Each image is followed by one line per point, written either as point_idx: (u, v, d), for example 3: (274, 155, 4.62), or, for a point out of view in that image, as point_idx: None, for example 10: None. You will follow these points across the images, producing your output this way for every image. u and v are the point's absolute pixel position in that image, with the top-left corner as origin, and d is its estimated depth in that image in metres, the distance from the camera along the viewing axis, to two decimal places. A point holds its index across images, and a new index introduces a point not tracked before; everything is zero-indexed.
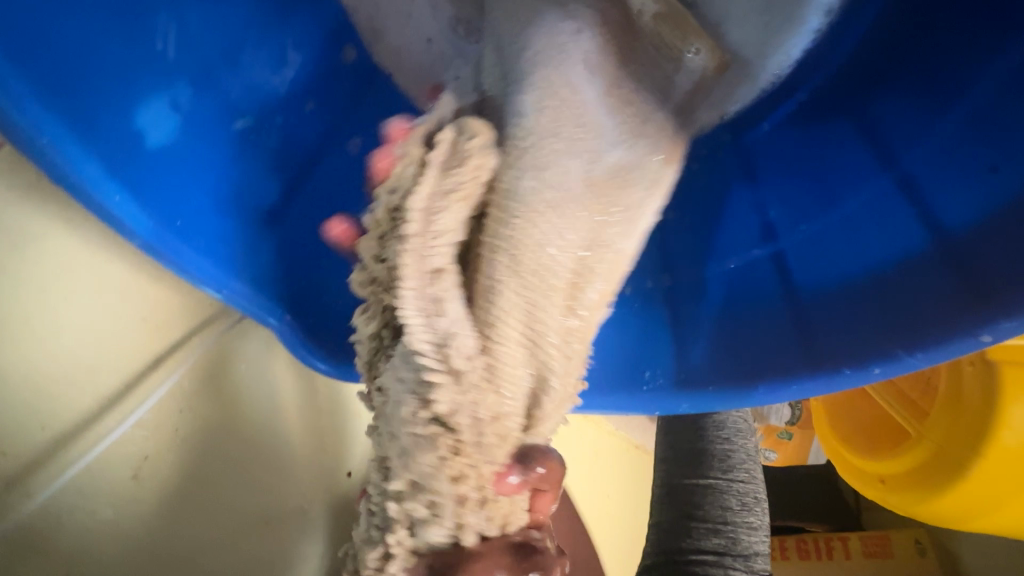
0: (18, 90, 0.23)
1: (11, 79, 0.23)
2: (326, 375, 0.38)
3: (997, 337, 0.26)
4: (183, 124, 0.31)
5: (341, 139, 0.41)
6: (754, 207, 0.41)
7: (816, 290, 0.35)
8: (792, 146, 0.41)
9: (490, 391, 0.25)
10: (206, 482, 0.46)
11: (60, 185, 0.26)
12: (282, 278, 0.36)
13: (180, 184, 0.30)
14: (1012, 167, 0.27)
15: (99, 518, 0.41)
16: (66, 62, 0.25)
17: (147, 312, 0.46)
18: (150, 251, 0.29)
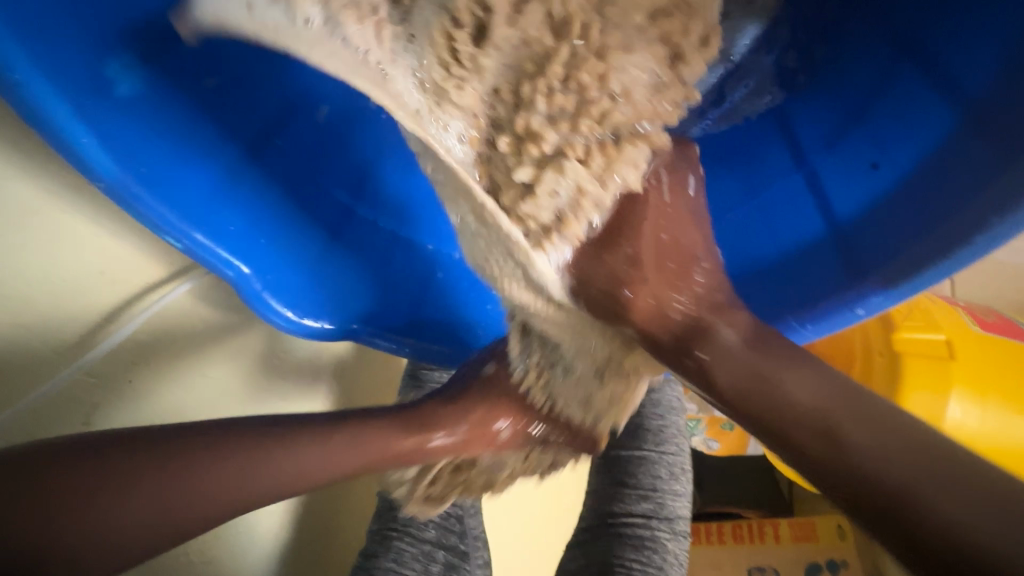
0: None
1: None
2: (282, 327, 0.41)
3: (868, 311, 0.32)
4: (152, 78, 0.32)
5: (311, 107, 0.44)
6: None
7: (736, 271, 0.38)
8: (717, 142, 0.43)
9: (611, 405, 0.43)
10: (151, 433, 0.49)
11: (31, 124, 0.28)
12: (245, 233, 0.38)
13: (148, 135, 0.32)
14: (888, 166, 0.32)
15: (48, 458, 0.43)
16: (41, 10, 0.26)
17: (105, 266, 0.46)
18: (113, 195, 0.31)
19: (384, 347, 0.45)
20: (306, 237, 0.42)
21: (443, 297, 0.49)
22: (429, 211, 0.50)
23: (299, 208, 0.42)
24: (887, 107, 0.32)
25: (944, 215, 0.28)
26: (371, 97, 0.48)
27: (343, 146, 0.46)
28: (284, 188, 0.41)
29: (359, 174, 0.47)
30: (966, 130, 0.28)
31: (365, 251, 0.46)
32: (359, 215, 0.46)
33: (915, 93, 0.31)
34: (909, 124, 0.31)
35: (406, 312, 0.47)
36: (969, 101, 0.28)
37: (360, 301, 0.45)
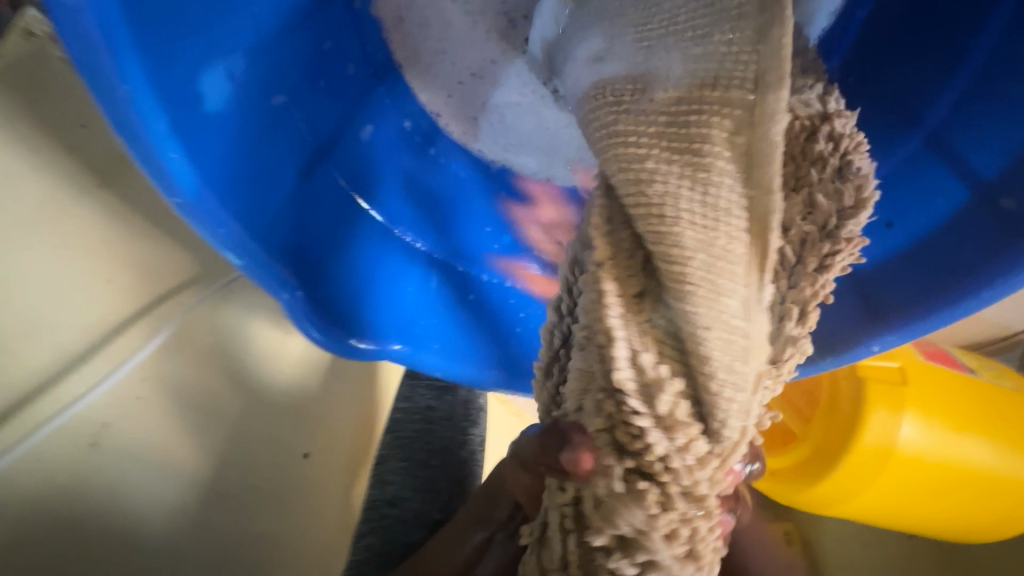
0: (116, 39, 0.24)
1: (112, 30, 0.24)
2: (328, 349, 0.40)
3: (882, 346, 0.36)
4: (232, 94, 0.32)
5: (355, 127, 0.44)
6: None
7: None
8: None
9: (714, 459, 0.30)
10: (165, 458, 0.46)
11: (121, 136, 0.26)
12: (294, 251, 0.38)
13: (223, 150, 0.31)
14: (902, 226, 0.37)
15: (58, 485, 0.41)
16: (157, 23, 0.26)
17: (111, 274, 0.45)
18: (187, 210, 0.30)
19: (422, 368, 0.45)
20: (346, 257, 0.42)
21: (473, 317, 0.49)
22: (457, 235, 0.51)
23: (343, 227, 0.42)
24: (904, 176, 0.38)
25: (953, 271, 0.34)
26: (407, 120, 0.49)
27: (382, 167, 0.46)
28: (330, 209, 0.41)
29: (395, 194, 0.47)
30: (977, 211, 0.34)
31: (401, 271, 0.46)
32: (395, 236, 0.47)
33: (936, 168, 0.37)
34: (924, 191, 0.37)
35: (439, 334, 0.47)
36: (982, 182, 0.34)
37: (399, 322, 0.45)
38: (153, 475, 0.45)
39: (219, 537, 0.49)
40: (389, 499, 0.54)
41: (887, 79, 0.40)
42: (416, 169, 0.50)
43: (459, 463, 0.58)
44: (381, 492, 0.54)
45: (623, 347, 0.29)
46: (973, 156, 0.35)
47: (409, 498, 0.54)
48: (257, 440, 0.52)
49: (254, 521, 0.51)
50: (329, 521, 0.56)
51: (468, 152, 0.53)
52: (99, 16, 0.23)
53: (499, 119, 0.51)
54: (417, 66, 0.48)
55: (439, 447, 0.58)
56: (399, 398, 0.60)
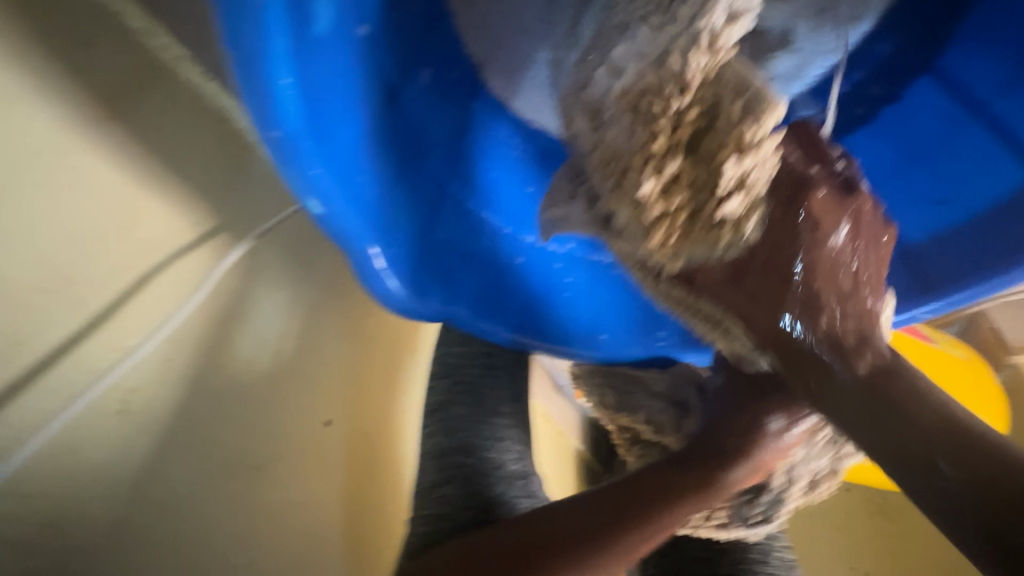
0: None
1: None
2: (395, 307, 0.39)
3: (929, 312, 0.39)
4: (336, 19, 0.28)
5: (415, 70, 0.41)
6: None
7: None
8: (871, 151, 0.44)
9: (755, 164, 0.32)
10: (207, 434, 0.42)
11: (231, 58, 0.24)
12: (372, 199, 0.35)
13: (327, 81, 0.28)
14: (955, 206, 0.39)
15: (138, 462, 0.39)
16: None
17: (125, 222, 0.40)
18: (281, 147, 0.27)
19: (480, 330, 0.44)
20: (411, 211, 0.39)
21: (523, 282, 0.48)
22: (505, 196, 0.49)
23: (407, 179, 0.39)
24: (955, 153, 0.39)
25: (999, 249, 0.36)
26: (456, 70, 0.46)
27: (436, 119, 0.44)
28: (399, 158, 0.38)
29: (450, 149, 0.45)
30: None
31: (456, 230, 0.44)
32: (451, 191, 0.44)
33: (995, 151, 0.37)
34: (978, 171, 0.38)
35: (499, 296, 0.46)
36: None
37: (459, 284, 0.43)
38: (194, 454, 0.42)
39: (250, 497, 0.44)
40: (462, 448, 0.49)
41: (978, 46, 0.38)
42: (465, 123, 0.47)
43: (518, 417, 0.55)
44: (451, 441, 0.49)
45: (659, 204, 0.33)
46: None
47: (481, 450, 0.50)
48: (299, 413, 0.49)
49: (283, 489, 0.46)
50: (353, 475, 0.52)
51: (507, 112, 0.52)
52: None
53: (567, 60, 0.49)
54: (470, 22, 0.45)
55: (500, 394, 0.55)
56: (450, 344, 0.54)
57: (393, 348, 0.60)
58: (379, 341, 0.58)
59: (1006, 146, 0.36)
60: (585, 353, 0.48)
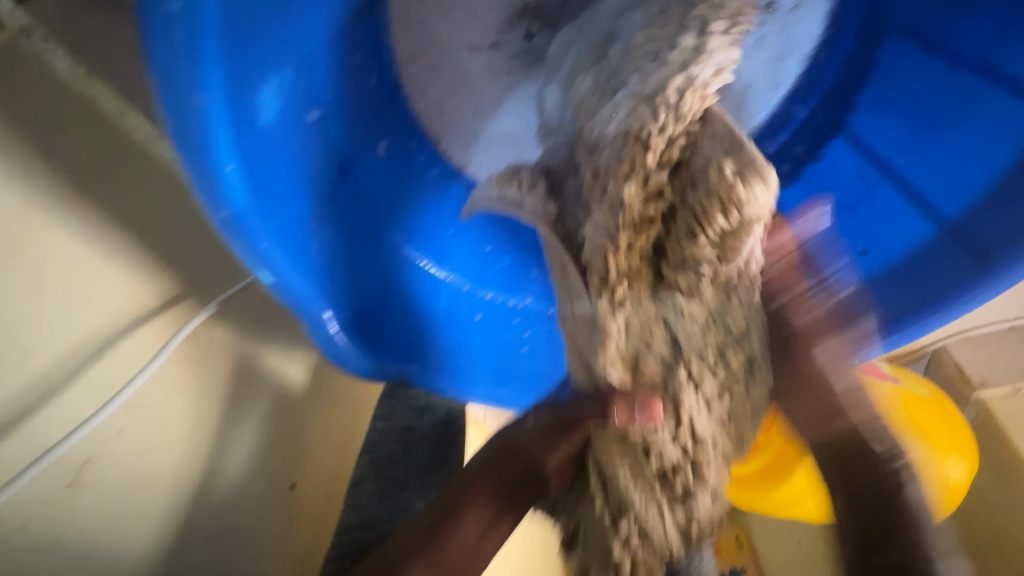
0: (206, 50, 0.23)
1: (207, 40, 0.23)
2: (350, 368, 0.40)
3: None
4: (282, 107, 0.31)
5: (373, 144, 0.44)
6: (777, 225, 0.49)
7: None
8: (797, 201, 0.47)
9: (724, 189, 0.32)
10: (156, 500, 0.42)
11: (179, 151, 0.26)
12: (320, 266, 0.36)
13: (274, 164, 0.31)
14: (874, 254, 0.41)
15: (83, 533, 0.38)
16: (249, 46, 0.26)
17: (91, 292, 0.41)
18: (231, 226, 0.29)
19: (436, 386, 0.45)
20: (365, 275, 0.42)
21: (480, 338, 0.50)
22: (462, 255, 0.52)
23: (362, 245, 0.41)
24: (872, 206, 0.42)
25: (917, 298, 0.38)
26: (413, 141, 0.50)
27: (394, 187, 0.47)
28: (351, 225, 0.40)
29: (406, 214, 0.48)
30: (944, 243, 0.37)
31: (412, 290, 0.46)
32: (407, 253, 0.47)
33: (906, 207, 0.40)
34: (892, 224, 0.41)
35: (453, 352, 0.47)
36: (950, 224, 0.37)
37: (415, 343, 0.45)
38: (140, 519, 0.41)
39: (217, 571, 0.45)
40: (366, 524, 0.46)
41: (879, 114, 0.43)
42: (423, 189, 0.50)
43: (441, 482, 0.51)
44: (355, 516, 0.46)
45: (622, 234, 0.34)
46: (935, 190, 0.38)
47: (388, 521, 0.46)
48: (252, 477, 0.49)
49: (237, 558, 0.47)
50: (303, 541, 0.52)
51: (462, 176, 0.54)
52: (197, 25, 0.22)
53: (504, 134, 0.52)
54: (423, 100, 0.50)
55: (416, 464, 0.51)
56: (377, 418, 0.53)
57: (357, 405, 0.62)
58: (333, 403, 0.59)
59: (911, 202, 0.39)
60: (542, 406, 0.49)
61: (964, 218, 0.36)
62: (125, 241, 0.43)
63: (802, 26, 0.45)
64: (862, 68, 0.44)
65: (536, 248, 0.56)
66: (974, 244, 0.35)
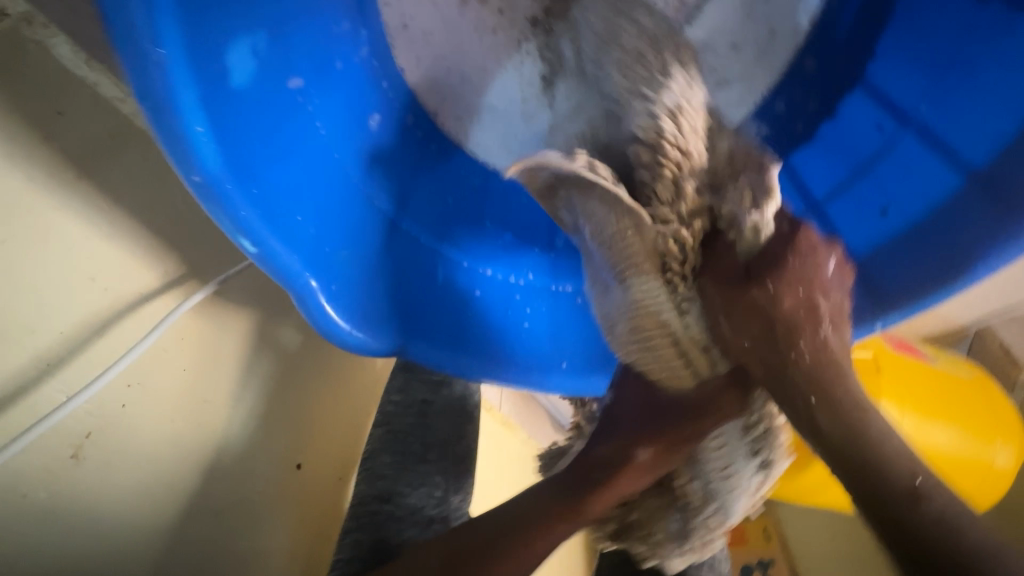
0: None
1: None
2: (343, 344, 0.39)
3: (884, 325, 0.37)
4: (256, 70, 0.30)
5: (365, 116, 0.44)
6: (792, 188, 0.46)
7: None
8: (816, 165, 0.45)
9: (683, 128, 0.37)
10: (156, 471, 0.43)
11: (145, 111, 0.25)
12: (308, 238, 0.36)
13: (249, 128, 0.30)
14: (896, 213, 0.38)
15: (81, 502, 0.39)
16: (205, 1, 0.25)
17: (93, 271, 0.42)
18: (205, 190, 0.29)
19: (434, 362, 0.44)
20: (360, 249, 0.41)
21: (481, 313, 0.48)
22: (463, 230, 0.51)
23: (355, 217, 0.41)
24: (892, 162, 0.39)
25: (943, 255, 0.35)
26: (410, 115, 0.49)
27: (389, 160, 0.46)
28: (342, 197, 0.40)
29: (403, 188, 0.47)
30: (968, 196, 0.34)
31: (411, 265, 0.45)
32: (404, 228, 0.46)
33: (928, 159, 0.37)
34: (913, 178, 0.37)
35: (454, 329, 0.46)
36: (978, 173, 0.34)
37: (412, 318, 0.44)
38: (138, 491, 0.42)
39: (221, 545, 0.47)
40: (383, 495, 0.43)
41: (901, 59, 0.39)
42: (420, 164, 0.49)
43: (458, 459, 0.47)
44: (371, 488, 0.43)
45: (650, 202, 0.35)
46: (960, 139, 0.35)
47: (405, 496, 0.43)
48: (258, 454, 0.50)
49: (243, 531, 0.48)
50: (310, 518, 0.53)
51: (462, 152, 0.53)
52: None
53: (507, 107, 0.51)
54: (417, 70, 0.48)
55: (437, 437, 0.47)
56: (392, 392, 0.49)
57: (366, 386, 0.62)
58: (343, 383, 0.59)
59: (936, 153, 0.36)
60: (547, 384, 0.47)
61: (994, 164, 0.33)
62: (125, 221, 0.44)
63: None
64: (883, 10, 0.41)
65: (537, 225, 0.55)
66: (1005, 192, 0.32)
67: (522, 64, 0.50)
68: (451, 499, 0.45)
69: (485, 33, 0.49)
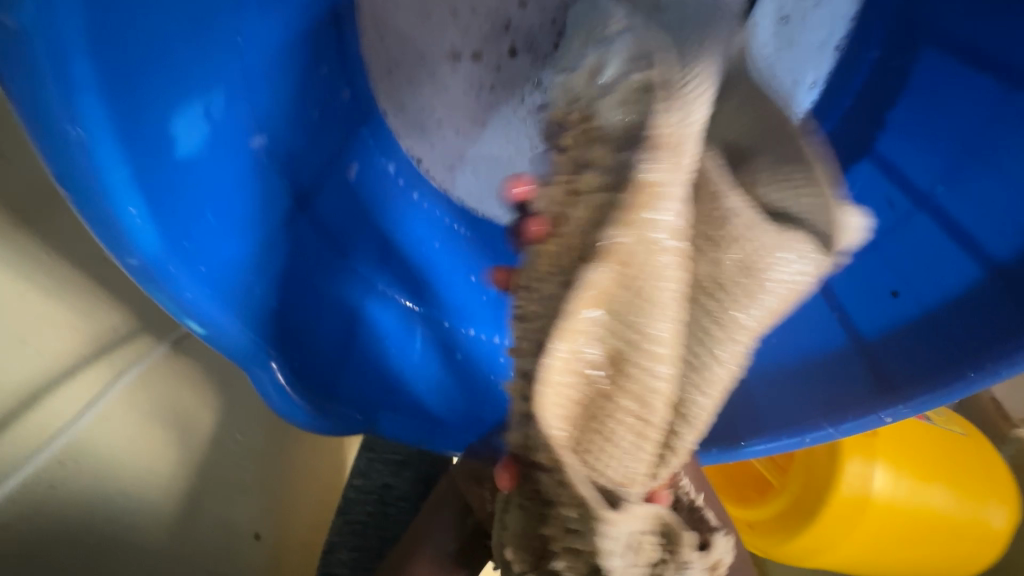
0: (79, 75, 0.19)
1: (75, 63, 0.19)
2: (307, 428, 0.34)
3: (893, 418, 0.34)
4: (209, 136, 0.27)
5: (341, 166, 0.40)
6: None
7: (775, 363, 0.41)
8: None
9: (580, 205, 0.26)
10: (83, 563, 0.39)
11: (67, 194, 0.21)
12: (269, 311, 0.32)
13: (199, 201, 0.27)
14: (910, 296, 0.36)
15: None
16: (140, 70, 0.22)
17: (26, 336, 0.36)
18: (144, 275, 0.25)
19: (411, 439, 0.39)
20: (326, 316, 0.37)
21: (462, 380, 0.44)
22: (445, 287, 0.47)
23: (322, 281, 0.37)
24: (903, 242, 0.37)
25: (966, 349, 0.32)
26: (390, 163, 0.45)
27: (368, 212, 0.43)
28: (310, 260, 0.36)
29: (380, 243, 0.43)
30: (991, 291, 0.32)
31: (385, 327, 0.42)
32: (378, 288, 0.42)
33: (944, 245, 0.34)
34: (928, 261, 0.35)
35: (429, 396, 0.42)
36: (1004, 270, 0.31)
37: (387, 391, 0.40)
38: None
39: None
40: None
41: (914, 134, 0.37)
42: (399, 215, 0.45)
43: None
44: None
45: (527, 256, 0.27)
46: (982, 229, 0.33)
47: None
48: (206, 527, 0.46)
49: None
50: None
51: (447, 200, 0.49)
52: (56, 45, 0.19)
53: (494, 150, 0.49)
54: (402, 115, 0.45)
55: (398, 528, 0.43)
56: (353, 475, 0.45)
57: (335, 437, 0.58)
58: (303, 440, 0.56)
59: (956, 241, 0.34)
60: None
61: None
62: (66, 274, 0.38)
63: (817, 56, 0.42)
64: (896, 79, 0.39)
65: None
66: None
67: (528, 116, 0.48)
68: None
69: (482, 90, 0.46)
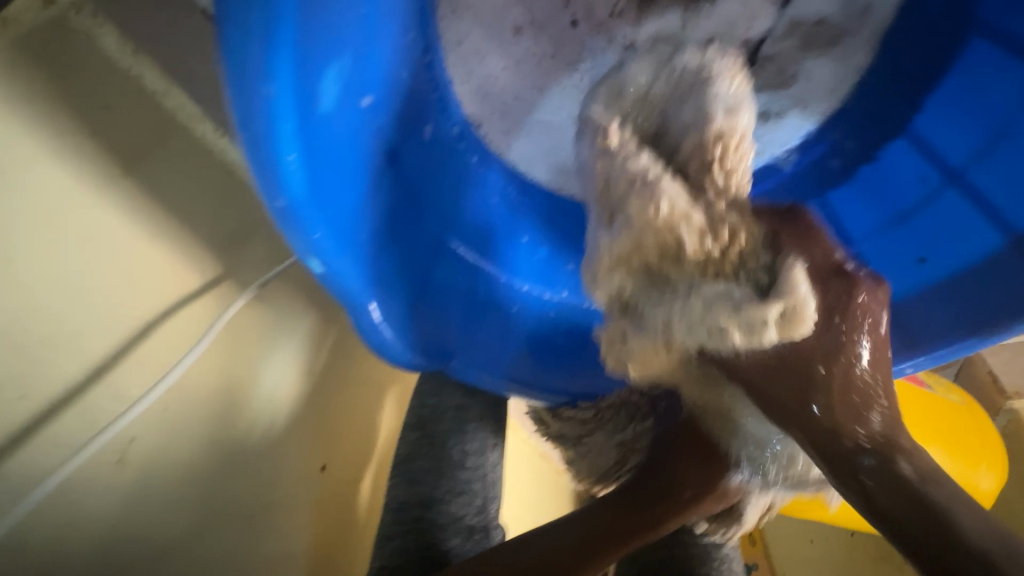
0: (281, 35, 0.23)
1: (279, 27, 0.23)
2: (391, 361, 0.40)
3: (913, 368, 0.39)
4: (339, 94, 0.30)
5: (419, 129, 0.44)
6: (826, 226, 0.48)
7: None
8: (854, 208, 0.47)
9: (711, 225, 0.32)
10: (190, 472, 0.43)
11: (242, 138, 0.26)
12: (372, 256, 0.36)
13: (330, 152, 0.30)
14: (935, 262, 0.40)
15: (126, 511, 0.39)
16: (313, 35, 0.25)
17: (135, 274, 0.41)
18: (287, 214, 0.29)
19: (477, 377, 0.45)
20: (411, 264, 0.41)
21: (516, 329, 0.49)
22: (504, 246, 0.51)
23: (407, 232, 0.41)
24: (936, 214, 0.41)
25: (985, 306, 0.36)
26: (456, 127, 0.48)
27: (441, 173, 0.46)
28: (398, 213, 0.40)
29: (449, 202, 0.47)
30: (1011, 255, 0.36)
31: (453, 279, 0.46)
32: (448, 243, 0.46)
33: (970, 217, 0.39)
34: (954, 232, 0.39)
35: (490, 342, 0.47)
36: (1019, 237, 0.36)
37: (455, 335, 0.44)
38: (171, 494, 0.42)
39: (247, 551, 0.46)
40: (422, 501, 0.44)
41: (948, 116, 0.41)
42: (465, 176, 0.49)
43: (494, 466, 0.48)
44: (411, 494, 0.44)
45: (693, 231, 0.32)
46: (1008, 203, 0.37)
47: (446, 500, 0.44)
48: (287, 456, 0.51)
49: (271, 536, 0.48)
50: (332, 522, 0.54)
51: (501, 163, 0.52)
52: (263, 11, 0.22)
53: (545, 120, 0.51)
54: (468, 83, 0.48)
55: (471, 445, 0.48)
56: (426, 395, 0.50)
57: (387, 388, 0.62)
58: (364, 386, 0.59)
59: (983, 214, 0.38)
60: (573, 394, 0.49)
61: None
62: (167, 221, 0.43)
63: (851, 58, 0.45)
64: (936, 64, 0.42)
65: (570, 241, 0.55)
66: None
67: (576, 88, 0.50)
68: (489, 507, 0.47)
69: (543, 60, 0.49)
